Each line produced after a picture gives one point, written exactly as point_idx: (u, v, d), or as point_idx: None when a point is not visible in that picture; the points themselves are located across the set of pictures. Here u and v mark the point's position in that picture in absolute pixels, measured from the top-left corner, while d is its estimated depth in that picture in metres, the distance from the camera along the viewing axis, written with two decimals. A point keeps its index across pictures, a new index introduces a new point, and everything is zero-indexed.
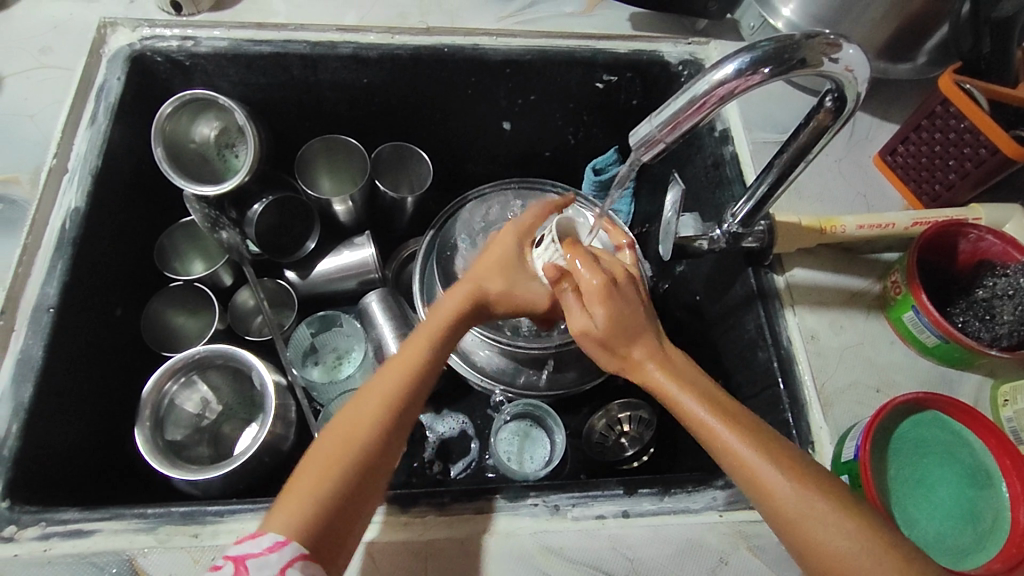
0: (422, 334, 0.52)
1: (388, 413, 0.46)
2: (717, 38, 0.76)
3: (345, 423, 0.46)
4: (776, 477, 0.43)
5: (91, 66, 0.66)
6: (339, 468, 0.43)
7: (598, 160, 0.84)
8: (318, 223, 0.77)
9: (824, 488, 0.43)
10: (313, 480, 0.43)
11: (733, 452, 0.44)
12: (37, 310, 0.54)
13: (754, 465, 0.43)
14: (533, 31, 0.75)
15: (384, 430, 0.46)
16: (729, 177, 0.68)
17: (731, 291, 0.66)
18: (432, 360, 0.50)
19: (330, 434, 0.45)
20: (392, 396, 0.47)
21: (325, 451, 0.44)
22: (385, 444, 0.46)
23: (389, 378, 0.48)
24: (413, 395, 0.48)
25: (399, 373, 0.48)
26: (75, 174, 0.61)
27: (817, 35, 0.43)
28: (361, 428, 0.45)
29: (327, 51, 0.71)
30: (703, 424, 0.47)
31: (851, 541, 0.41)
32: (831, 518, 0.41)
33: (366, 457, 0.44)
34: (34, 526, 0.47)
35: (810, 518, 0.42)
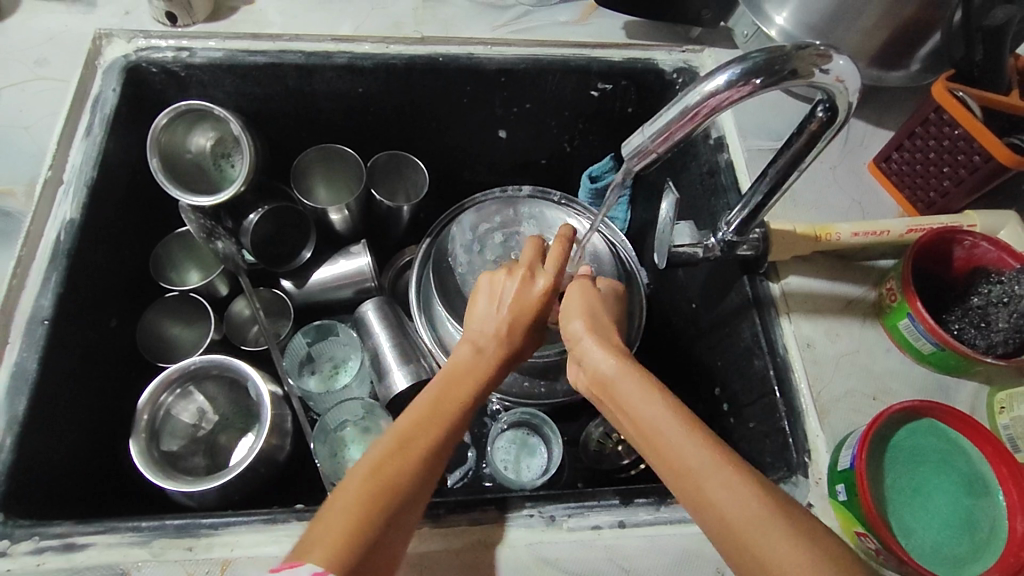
0: (466, 366, 0.51)
1: (438, 453, 0.46)
2: (711, 46, 0.77)
3: (397, 455, 0.44)
4: (690, 444, 0.41)
5: (87, 77, 0.66)
6: (389, 504, 0.42)
7: (594, 168, 0.84)
8: (314, 233, 0.77)
9: (734, 458, 0.40)
10: (359, 509, 0.41)
11: (649, 423, 0.43)
12: (31, 323, 0.54)
13: (665, 432, 0.42)
14: (528, 40, 0.75)
15: (432, 469, 0.45)
16: (724, 185, 0.68)
17: (727, 298, 0.66)
18: (474, 394, 0.50)
19: (382, 463, 0.43)
20: (444, 435, 0.46)
21: (379, 481, 0.42)
22: (429, 484, 0.44)
23: (442, 413, 0.47)
24: (456, 433, 0.48)
25: (453, 408, 0.48)
26: (70, 186, 0.61)
27: (808, 46, 0.43)
28: (416, 465, 0.44)
29: (322, 61, 0.71)
30: (624, 398, 0.46)
31: (756, 509, 0.38)
32: (738, 485, 0.39)
33: (413, 495, 0.43)
34: (27, 540, 0.46)
35: (711, 482, 0.39)
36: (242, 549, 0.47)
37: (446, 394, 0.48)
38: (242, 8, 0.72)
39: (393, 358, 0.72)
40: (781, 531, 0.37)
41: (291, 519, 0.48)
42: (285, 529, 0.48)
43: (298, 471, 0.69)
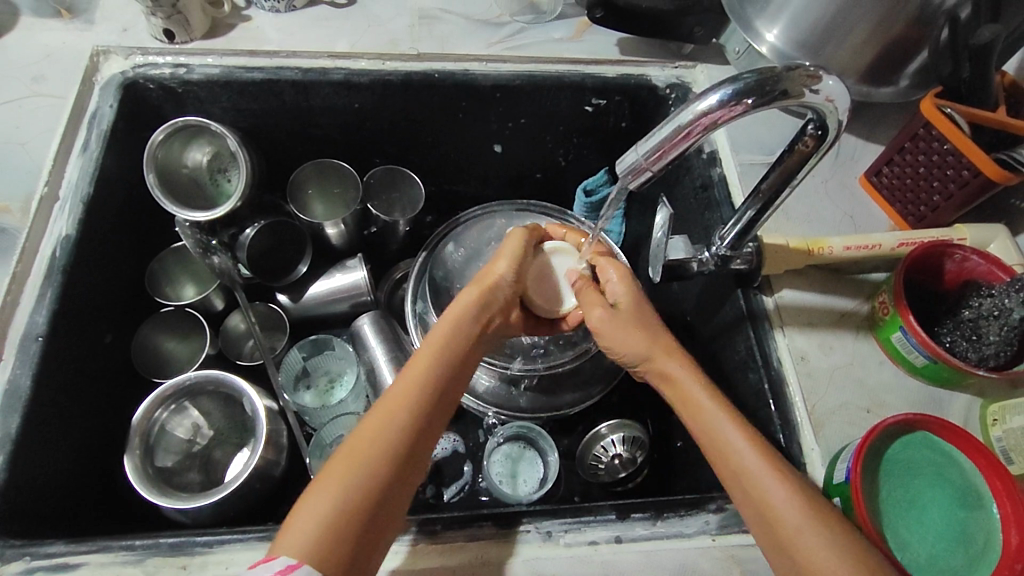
0: (431, 343, 0.52)
1: (402, 428, 0.46)
2: (704, 62, 0.78)
3: (360, 438, 0.45)
4: (743, 447, 0.46)
5: (84, 94, 0.67)
6: (349, 487, 0.43)
7: (588, 182, 0.85)
8: (310, 248, 0.77)
9: (779, 462, 0.46)
10: (323, 494, 0.43)
11: (711, 427, 0.48)
12: (25, 339, 0.54)
13: (726, 434, 0.47)
14: (523, 57, 0.76)
15: (397, 444, 0.46)
16: (717, 200, 0.69)
17: (722, 311, 0.67)
18: (449, 368, 0.51)
19: (342, 447, 0.45)
20: (402, 409, 0.47)
21: (338, 465, 0.44)
22: (398, 460, 0.45)
23: (402, 392, 0.48)
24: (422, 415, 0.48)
25: (413, 385, 0.48)
26: (67, 202, 0.61)
27: (798, 66, 0.44)
28: (376, 442, 0.45)
29: (319, 77, 0.72)
30: (687, 397, 0.51)
31: (798, 510, 0.43)
32: (783, 489, 0.44)
33: (377, 472, 0.44)
34: (18, 560, 0.46)
35: (762, 486, 0.45)
36: (236, 567, 0.47)
37: (403, 374, 0.49)
38: (239, 25, 0.73)
39: (389, 372, 0.72)
40: (816, 532, 0.42)
41: None
42: None
43: (293, 487, 0.69)
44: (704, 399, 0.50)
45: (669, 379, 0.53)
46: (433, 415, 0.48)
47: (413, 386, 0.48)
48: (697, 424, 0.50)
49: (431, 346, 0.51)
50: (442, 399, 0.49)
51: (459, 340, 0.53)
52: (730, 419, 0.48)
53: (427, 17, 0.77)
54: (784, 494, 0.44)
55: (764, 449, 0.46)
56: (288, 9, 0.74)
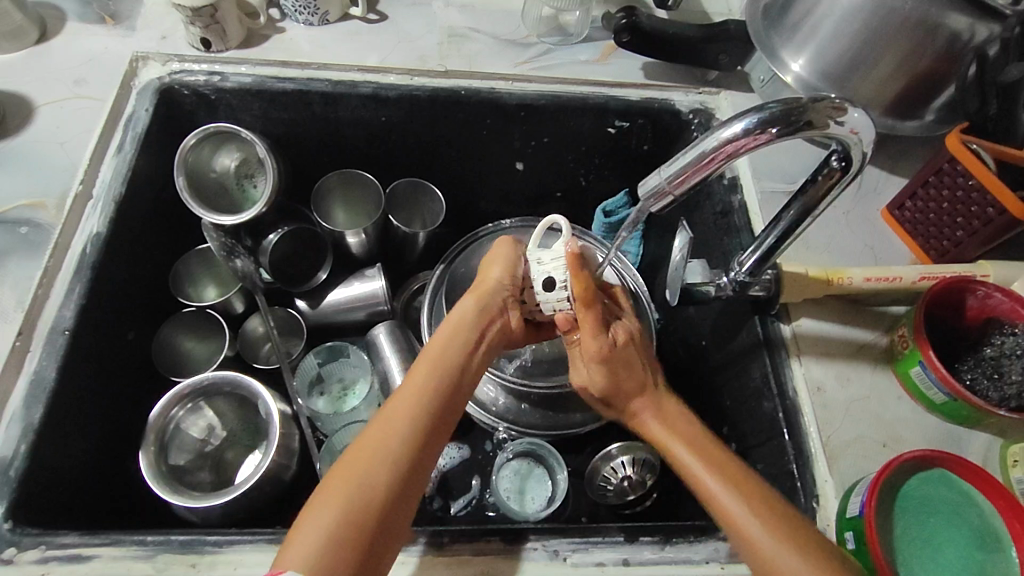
0: (427, 362, 0.51)
1: (399, 447, 0.46)
2: (728, 89, 0.79)
3: (352, 457, 0.45)
4: (726, 492, 0.48)
5: (122, 97, 0.69)
6: (348, 506, 0.43)
7: (609, 203, 0.85)
8: (330, 255, 0.78)
9: (764, 501, 0.47)
10: (322, 511, 0.42)
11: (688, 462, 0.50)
12: (53, 332, 0.55)
13: (703, 479, 0.49)
14: (548, 77, 0.77)
15: (394, 456, 0.45)
16: (737, 226, 0.69)
17: (738, 337, 0.66)
18: (449, 385, 0.51)
19: (339, 465, 0.45)
20: (398, 429, 0.46)
21: (336, 485, 0.43)
22: (393, 472, 0.45)
23: (400, 406, 0.48)
24: (426, 429, 0.48)
25: (416, 396, 0.48)
26: (100, 201, 0.62)
27: (824, 99, 0.44)
28: (374, 462, 0.45)
29: (347, 90, 0.74)
30: (665, 448, 0.53)
31: (779, 542, 0.45)
32: (762, 515, 0.46)
33: (378, 492, 0.44)
34: (34, 549, 0.46)
35: (746, 525, 0.46)
36: (245, 568, 0.47)
37: (403, 391, 0.49)
38: (274, 36, 0.75)
39: (402, 382, 0.73)
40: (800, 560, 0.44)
41: None
42: None
43: (302, 493, 0.69)
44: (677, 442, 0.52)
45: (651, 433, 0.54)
46: (440, 432, 0.49)
47: (415, 408, 0.48)
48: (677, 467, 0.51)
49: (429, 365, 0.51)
50: (442, 415, 0.49)
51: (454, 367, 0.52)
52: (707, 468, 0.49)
53: (456, 35, 0.79)
54: (767, 534, 0.45)
55: (748, 495, 0.47)
56: (322, 22, 0.76)
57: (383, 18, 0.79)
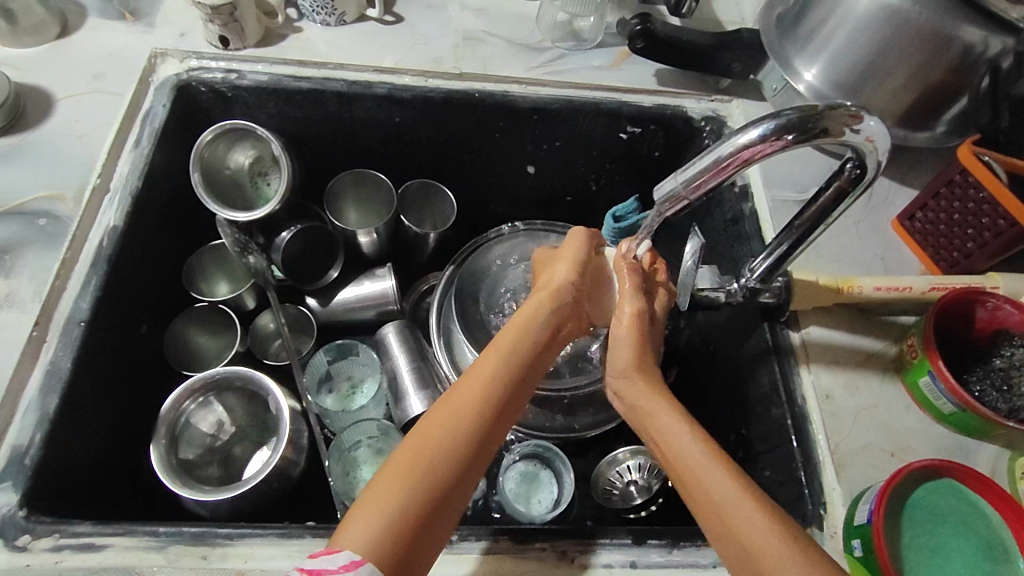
0: (503, 337, 0.50)
1: (467, 429, 0.45)
2: (740, 97, 0.80)
3: (430, 426, 0.44)
4: (723, 479, 0.45)
5: (141, 92, 0.70)
6: (420, 477, 0.42)
7: (619, 208, 0.86)
8: (342, 253, 0.79)
9: (759, 495, 0.44)
10: (393, 486, 0.42)
11: (674, 448, 0.48)
12: (69, 323, 0.56)
13: (696, 461, 0.46)
14: (561, 82, 0.78)
15: (472, 429, 0.45)
16: (748, 233, 0.70)
17: (747, 343, 0.67)
18: (524, 358, 0.50)
19: (408, 443, 0.44)
20: (468, 412, 0.45)
21: (409, 457, 0.43)
22: (473, 443, 0.44)
23: (476, 377, 0.47)
24: (505, 398, 0.47)
25: (492, 369, 0.48)
26: (117, 195, 0.63)
27: (840, 106, 0.44)
28: (447, 433, 0.44)
29: (363, 90, 0.74)
30: (657, 423, 0.50)
31: (775, 539, 0.42)
32: (738, 489, 0.44)
33: (453, 461, 0.43)
34: (47, 537, 0.47)
35: (738, 513, 0.43)
36: (255, 561, 0.47)
37: (480, 363, 0.48)
38: (290, 35, 0.76)
39: (410, 382, 0.73)
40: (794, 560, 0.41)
41: (306, 534, 0.49)
42: (300, 543, 0.48)
43: (309, 489, 0.69)
44: (669, 419, 0.50)
45: (637, 404, 0.52)
46: (515, 400, 0.48)
47: (489, 380, 0.47)
48: (666, 445, 0.49)
49: (504, 341, 0.50)
50: (517, 386, 0.49)
51: (527, 352, 0.50)
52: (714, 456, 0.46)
53: (471, 38, 0.80)
54: (762, 529, 0.42)
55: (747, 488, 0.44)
56: (338, 23, 0.77)
57: (400, 19, 0.80)
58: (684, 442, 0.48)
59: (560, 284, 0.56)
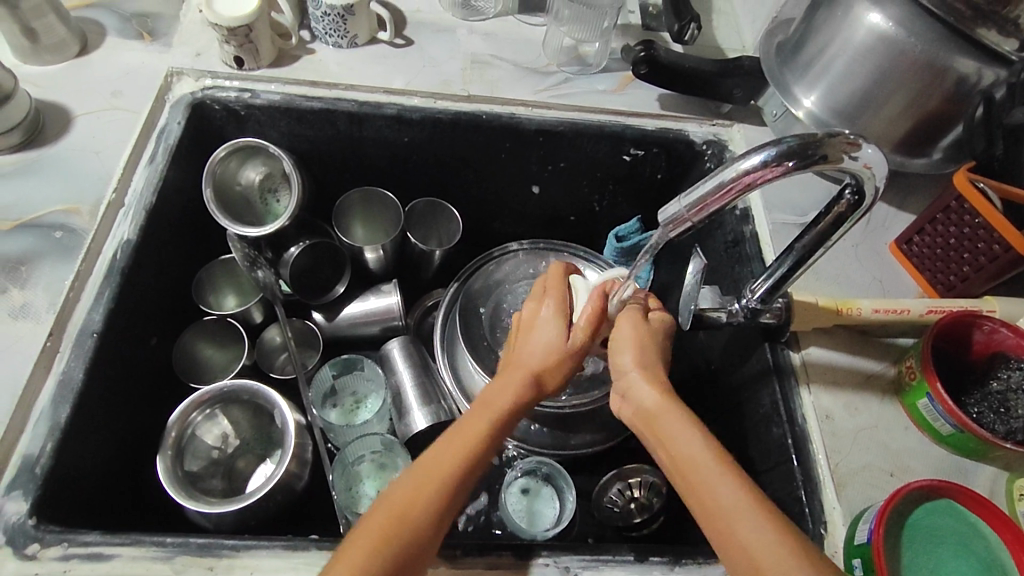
0: (490, 402, 0.53)
1: (444, 491, 0.47)
2: (741, 122, 0.82)
3: (410, 484, 0.46)
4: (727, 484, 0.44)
5: (156, 109, 0.72)
6: (393, 537, 0.44)
7: (621, 228, 0.89)
8: (348, 270, 0.80)
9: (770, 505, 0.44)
10: (367, 542, 0.44)
11: (685, 457, 0.47)
12: (81, 334, 0.56)
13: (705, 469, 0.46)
14: (566, 105, 0.80)
15: (448, 497, 0.47)
16: (749, 255, 0.72)
17: (748, 363, 0.67)
18: (502, 423, 0.52)
19: (390, 500, 0.46)
20: (451, 466, 0.48)
21: (386, 514, 0.45)
22: (447, 508, 0.47)
23: (459, 441, 0.49)
24: (482, 463, 0.50)
25: (476, 438, 0.50)
26: (131, 209, 0.64)
27: (839, 134, 0.46)
28: (427, 495, 0.46)
29: (373, 110, 0.76)
30: (663, 427, 0.50)
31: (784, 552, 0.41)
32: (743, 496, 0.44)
33: (425, 528, 0.45)
34: (56, 546, 0.47)
35: (745, 523, 0.43)
36: (261, 573, 0.48)
37: (464, 427, 0.51)
38: (305, 56, 0.78)
39: (414, 398, 0.74)
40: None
41: (312, 547, 0.49)
42: (305, 556, 0.49)
43: (312, 502, 0.70)
44: (678, 423, 0.49)
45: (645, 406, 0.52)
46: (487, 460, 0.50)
47: (469, 447, 0.49)
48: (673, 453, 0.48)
49: (489, 410, 0.52)
50: (491, 450, 0.51)
51: (510, 414, 0.53)
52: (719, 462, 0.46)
53: (479, 62, 0.82)
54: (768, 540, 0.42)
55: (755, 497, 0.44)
56: (350, 45, 0.80)
57: (409, 42, 0.82)
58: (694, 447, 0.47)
59: (553, 347, 0.57)
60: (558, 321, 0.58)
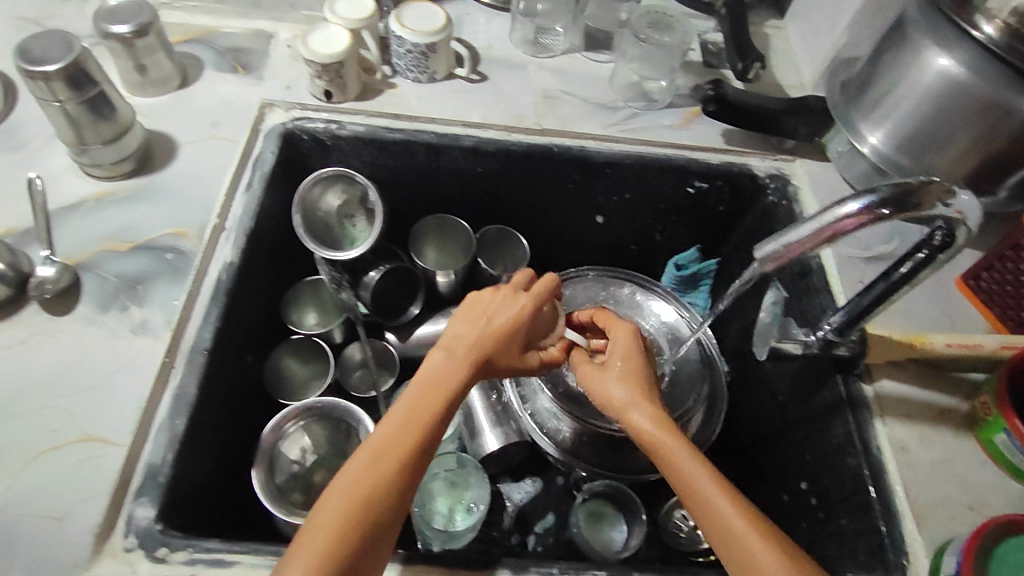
0: (432, 385, 0.52)
1: (395, 479, 0.47)
2: (803, 158, 0.85)
3: (362, 473, 0.47)
4: (732, 512, 0.48)
5: (251, 139, 0.76)
6: (348, 526, 0.45)
7: (679, 257, 0.95)
8: (422, 291, 0.84)
9: (773, 532, 0.47)
10: (329, 533, 0.44)
11: (694, 486, 0.50)
12: (193, 350, 0.60)
13: (715, 502, 0.48)
14: (635, 139, 0.84)
15: (398, 484, 0.47)
16: (816, 287, 0.73)
17: (819, 394, 0.69)
18: (447, 408, 0.52)
19: (344, 488, 0.46)
20: (398, 452, 0.48)
21: (344, 505, 0.45)
22: (400, 494, 0.47)
23: (406, 426, 0.49)
24: (429, 448, 0.50)
25: (424, 422, 0.50)
26: (232, 232, 0.68)
27: (933, 182, 0.49)
28: (381, 483, 0.47)
29: (451, 142, 0.80)
30: (665, 454, 0.53)
31: None
32: (747, 522, 0.47)
33: (379, 514, 0.46)
34: (182, 551, 0.50)
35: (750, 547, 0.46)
36: None
37: (414, 410, 0.51)
38: (386, 90, 0.83)
39: (485, 418, 0.78)
40: None
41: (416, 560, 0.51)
42: None
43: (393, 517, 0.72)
44: (681, 452, 0.52)
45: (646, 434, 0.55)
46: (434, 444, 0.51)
47: (416, 432, 0.49)
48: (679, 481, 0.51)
49: (431, 393, 0.52)
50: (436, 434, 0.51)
51: (453, 396, 0.52)
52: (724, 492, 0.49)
53: (550, 97, 0.86)
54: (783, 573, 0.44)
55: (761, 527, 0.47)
56: (429, 80, 0.84)
57: (484, 78, 0.86)
58: (700, 480, 0.50)
59: (502, 331, 0.56)
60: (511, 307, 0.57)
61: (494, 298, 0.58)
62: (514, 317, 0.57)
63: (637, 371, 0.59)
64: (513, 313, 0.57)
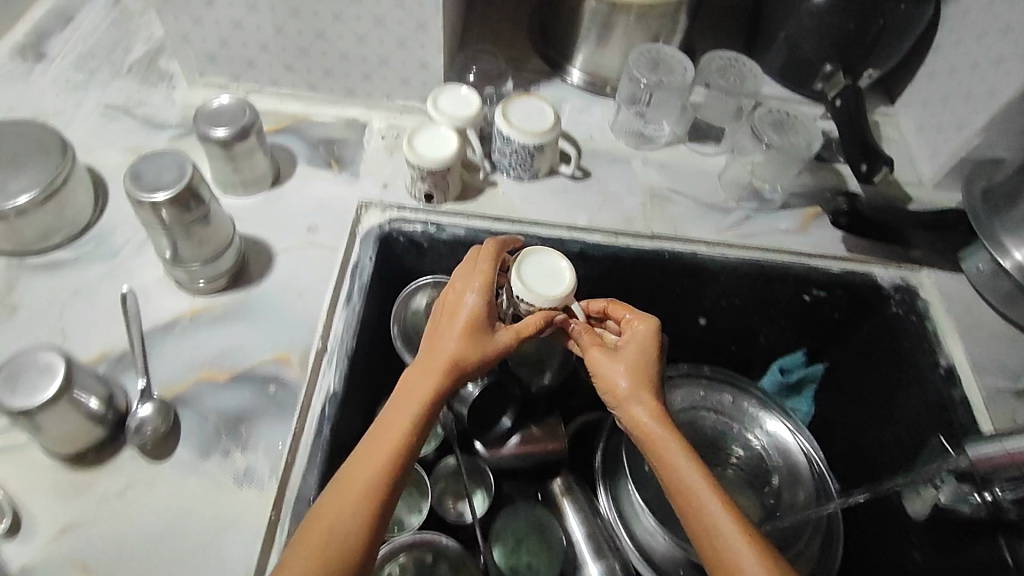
0: (405, 395, 0.56)
1: (373, 486, 0.51)
2: (931, 267, 0.79)
3: (351, 483, 0.51)
4: (716, 510, 0.52)
5: (349, 245, 0.71)
6: (336, 533, 0.49)
7: (784, 360, 0.85)
8: (514, 401, 0.75)
9: (753, 536, 0.51)
10: (319, 541, 0.49)
11: (683, 480, 0.54)
12: (299, 502, 0.55)
13: (702, 502, 0.53)
14: (752, 247, 0.78)
15: (377, 491, 0.51)
16: (963, 423, 0.67)
17: (971, 552, 0.64)
18: (419, 414, 0.55)
19: (332, 499, 0.51)
20: (378, 460, 0.52)
21: (328, 516, 0.50)
22: (382, 497, 0.51)
23: (380, 438, 0.53)
24: (405, 455, 0.54)
25: (400, 432, 0.54)
26: (334, 355, 0.63)
27: None
28: (360, 492, 0.51)
29: (556, 247, 0.76)
30: (657, 451, 0.56)
31: None
32: (734, 529, 0.51)
33: (365, 523, 0.50)
34: None
35: (730, 548, 0.50)
36: None
37: (390, 421, 0.55)
38: (487, 189, 0.78)
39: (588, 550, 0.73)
40: None
41: None
42: None
43: None
44: (669, 444, 0.56)
45: (643, 430, 0.57)
46: (414, 452, 0.55)
47: (392, 440, 0.53)
48: (667, 472, 0.55)
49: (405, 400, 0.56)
50: (412, 443, 0.54)
51: (423, 402, 0.56)
52: (706, 486, 0.53)
53: (658, 197, 0.80)
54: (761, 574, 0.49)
55: (744, 531, 0.51)
56: (531, 177, 0.79)
57: (587, 174, 0.81)
58: (689, 479, 0.54)
59: (462, 335, 0.58)
60: (471, 300, 0.60)
61: (455, 291, 0.61)
62: (473, 318, 0.59)
63: (623, 361, 0.60)
64: (473, 314, 0.59)
